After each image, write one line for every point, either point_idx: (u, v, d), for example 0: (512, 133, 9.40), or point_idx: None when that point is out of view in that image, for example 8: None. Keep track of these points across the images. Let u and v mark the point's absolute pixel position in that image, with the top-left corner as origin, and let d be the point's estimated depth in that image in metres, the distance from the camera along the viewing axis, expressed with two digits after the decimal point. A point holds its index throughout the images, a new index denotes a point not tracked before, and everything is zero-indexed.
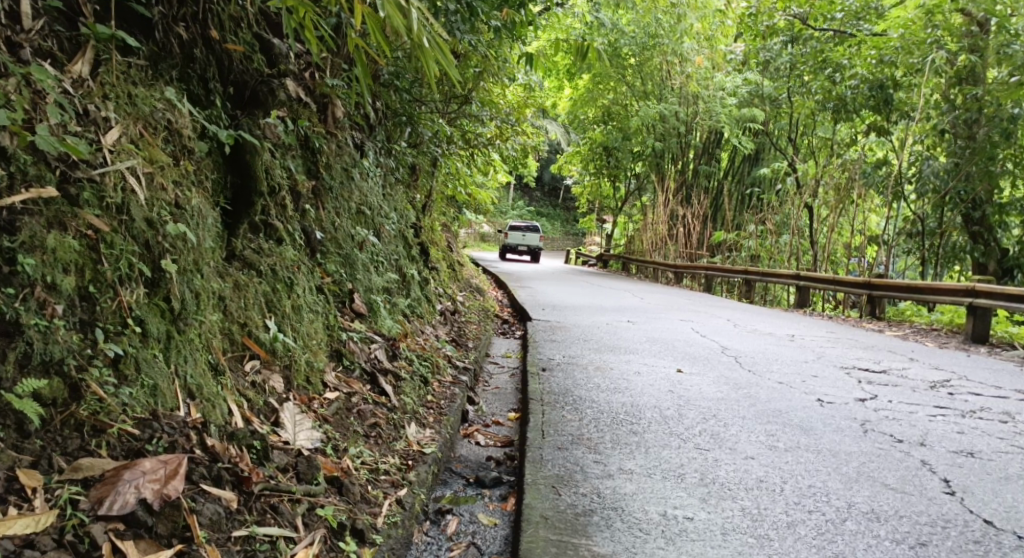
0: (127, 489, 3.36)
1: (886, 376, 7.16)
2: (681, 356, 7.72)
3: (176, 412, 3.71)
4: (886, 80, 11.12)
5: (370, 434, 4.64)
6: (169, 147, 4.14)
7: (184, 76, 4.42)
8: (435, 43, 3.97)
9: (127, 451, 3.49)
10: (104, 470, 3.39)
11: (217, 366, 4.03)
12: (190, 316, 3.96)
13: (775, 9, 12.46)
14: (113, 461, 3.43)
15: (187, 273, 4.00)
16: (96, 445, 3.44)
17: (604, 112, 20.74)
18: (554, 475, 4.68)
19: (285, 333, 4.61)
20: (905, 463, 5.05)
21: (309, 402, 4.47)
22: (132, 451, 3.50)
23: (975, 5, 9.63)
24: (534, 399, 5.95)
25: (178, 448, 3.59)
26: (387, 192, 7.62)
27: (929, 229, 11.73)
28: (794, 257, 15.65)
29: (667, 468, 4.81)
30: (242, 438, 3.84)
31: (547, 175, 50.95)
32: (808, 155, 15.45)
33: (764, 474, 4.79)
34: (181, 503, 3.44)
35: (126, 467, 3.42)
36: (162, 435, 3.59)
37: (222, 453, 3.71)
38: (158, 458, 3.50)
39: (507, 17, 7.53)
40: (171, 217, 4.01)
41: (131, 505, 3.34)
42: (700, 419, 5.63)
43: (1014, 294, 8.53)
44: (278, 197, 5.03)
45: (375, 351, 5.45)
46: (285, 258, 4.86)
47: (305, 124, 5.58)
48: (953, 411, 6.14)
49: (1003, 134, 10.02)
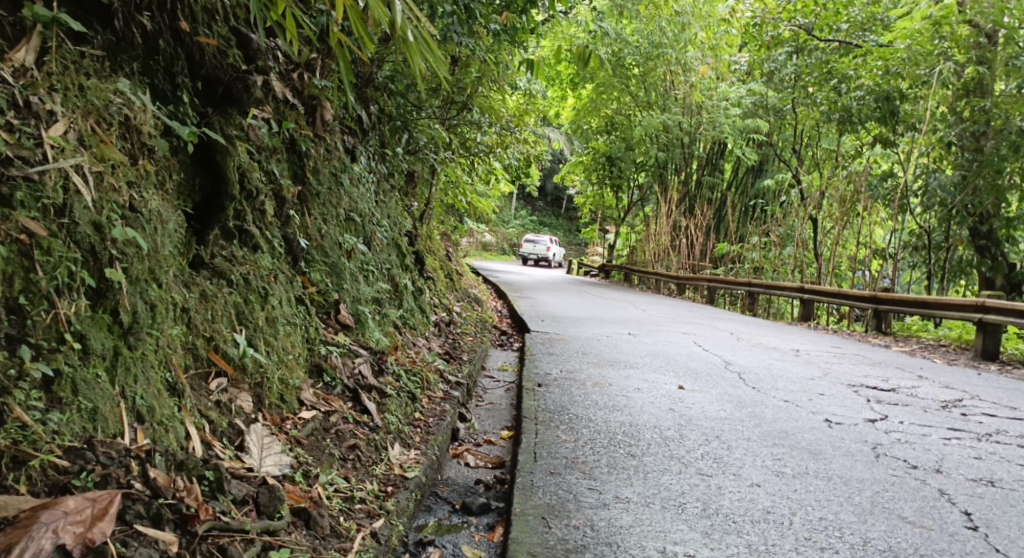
0: (42, 534, 3.05)
1: (897, 395, 6.81)
2: (682, 371, 7.38)
3: (119, 439, 3.41)
4: (891, 91, 10.79)
5: (348, 457, 4.33)
6: (125, 145, 3.82)
7: (148, 69, 4.09)
8: (421, 37, 3.60)
9: (52, 487, 3.18)
10: (19, 510, 3.08)
11: (174, 386, 3.73)
12: (144, 330, 3.65)
13: (780, 19, 12.11)
14: (32, 499, 3.12)
15: (140, 282, 3.68)
16: (14, 480, 3.13)
17: (607, 123, 20.26)
18: (545, 504, 4.35)
19: (255, 348, 4.28)
20: (921, 493, 4.71)
21: (281, 423, 4.17)
22: (57, 486, 3.19)
23: (982, 16, 9.37)
24: (527, 417, 5.61)
25: (111, 482, 3.27)
26: (379, 198, 7.30)
27: (935, 243, 11.37)
28: (798, 271, 15.34)
29: (666, 497, 4.47)
30: (193, 468, 3.52)
31: (551, 185, 50.76)
32: (812, 166, 15.15)
33: (771, 505, 4.45)
34: (107, 549, 3.11)
35: (45, 508, 3.10)
36: (94, 466, 3.27)
37: (166, 487, 3.39)
38: (85, 496, 3.18)
39: (507, 22, 7.18)
40: (122, 221, 3.68)
41: (46, 552, 3.03)
42: (702, 440, 5.30)
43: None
44: (256, 202, 4.72)
45: (359, 366, 5.12)
46: (260, 267, 4.55)
47: (291, 126, 5.29)
48: (969, 434, 5.80)
49: (1012, 147, 9.59)
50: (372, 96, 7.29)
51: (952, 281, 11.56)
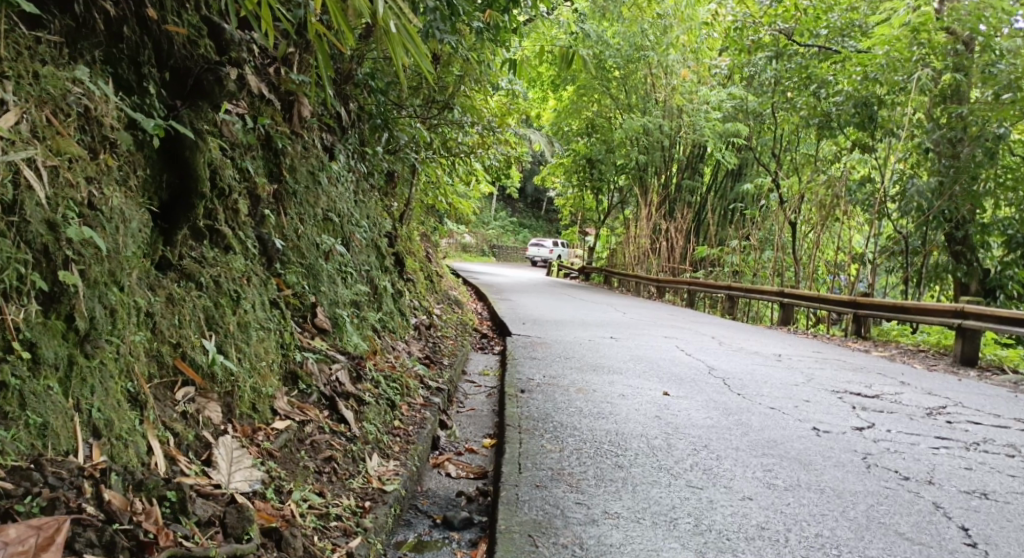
0: None
1: (881, 401, 6.65)
2: (667, 377, 7.19)
3: (72, 456, 3.20)
4: (870, 97, 10.47)
5: (324, 470, 4.11)
6: (84, 138, 3.59)
7: (111, 57, 3.84)
8: (403, 28, 3.41)
9: None
10: None
11: (136, 397, 3.51)
12: (102, 337, 3.43)
13: (762, 24, 12.05)
14: None
15: (97, 286, 3.45)
16: None
17: (587, 124, 20.01)
18: (531, 521, 4.15)
19: (226, 355, 4.05)
20: (916, 507, 4.53)
21: (252, 434, 3.95)
22: None
23: (960, 23, 9.41)
24: (510, 425, 5.41)
25: (59, 507, 3.06)
26: (359, 198, 7.07)
27: (912, 247, 10.94)
28: (777, 275, 15.16)
29: (657, 512, 4.28)
30: (153, 488, 3.30)
31: (530, 187, 50.60)
32: (792, 170, 14.66)
33: (765, 521, 4.26)
34: None
35: None
36: (41, 490, 3.06)
37: (122, 510, 3.18)
38: (30, 523, 2.97)
39: (491, 20, 6.95)
40: (80, 219, 3.45)
41: None
42: (690, 450, 5.11)
43: (1004, 316, 7.99)
44: (228, 200, 4.50)
45: (336, 372, 4.89)
46: (231, 269, 4.33)
47: (266, 122, 5.07)
48: (956, 442, 5.63)
49: (987, 154, 9.46)
50: (352, 93, 7.06)
51: (927, 285, 11.27)
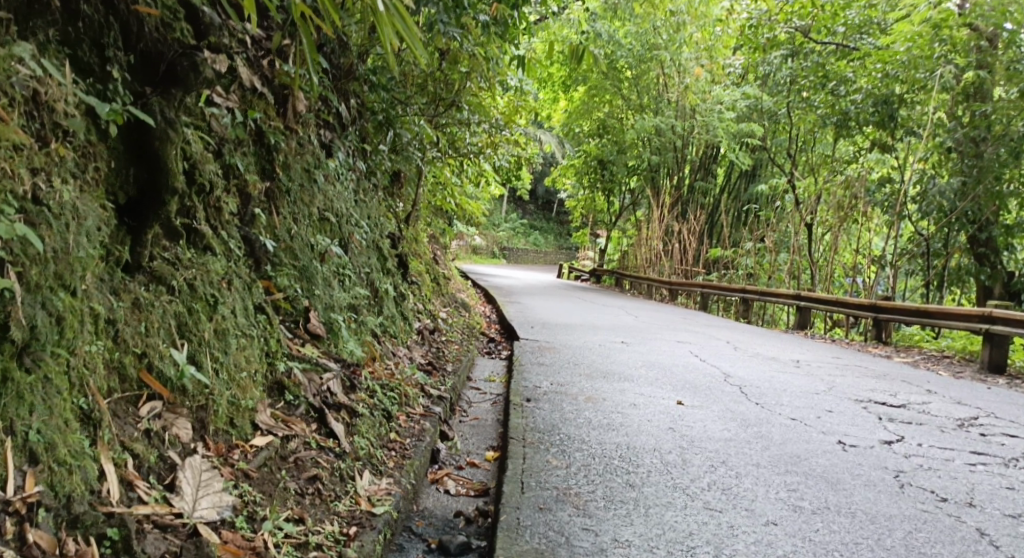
0: None
1: (908, 412, 6.26)
2: (680, 385, 6.80)
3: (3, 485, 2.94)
4: (891, 95, 10.07)
5: (307, 492, 3.77)
6: (31, 125, 3.28)
7: (69, 39, 3.52)
8: (393, 7, 3.04)
9: None
10: None
11: (89, 414, 3.24)
12: (46, 349, 3.15)
13: (777, 21, 11.48)
14: None
15: (40, 290, 3.15)
16: None
17: (599, 126, 19.55)
18: (532, 551, 3.80)
19: (200, 366, 3.72)
20: (959, 534, 4.15)
21: (227, 453, 3.63)
22: None
23: (984, 18, 8.87)
24: (513, 438, 5.05)
25: None
26: (359, 197, 6.68)
27: (934, 249, 10.63)
28: (793, 278, 14.74)
29: (673, 539, 3.93)
30: (90, 525, 3.05)
31: (541, 190, 50.11)
32: (808, 170, 14.32)
33: (792, 550, 3.90)
34: None
35: None
36: None
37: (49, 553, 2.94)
38: None
39: (496, 13, 6.58)
40: (20, 215, 3.14)
41: None
42: (707, 467, 4.74)
43: None
44: (208, 198, 4.17)
45: (328, 382, 4.52)
46: (210, 271, 3.99)
47: (256, 116, 4.73)
48: (994, 458, 5.24)
49: (1012, 153, 8.98)
50: (352, 89, 6.66)
51: (948, 289, 10.89)
